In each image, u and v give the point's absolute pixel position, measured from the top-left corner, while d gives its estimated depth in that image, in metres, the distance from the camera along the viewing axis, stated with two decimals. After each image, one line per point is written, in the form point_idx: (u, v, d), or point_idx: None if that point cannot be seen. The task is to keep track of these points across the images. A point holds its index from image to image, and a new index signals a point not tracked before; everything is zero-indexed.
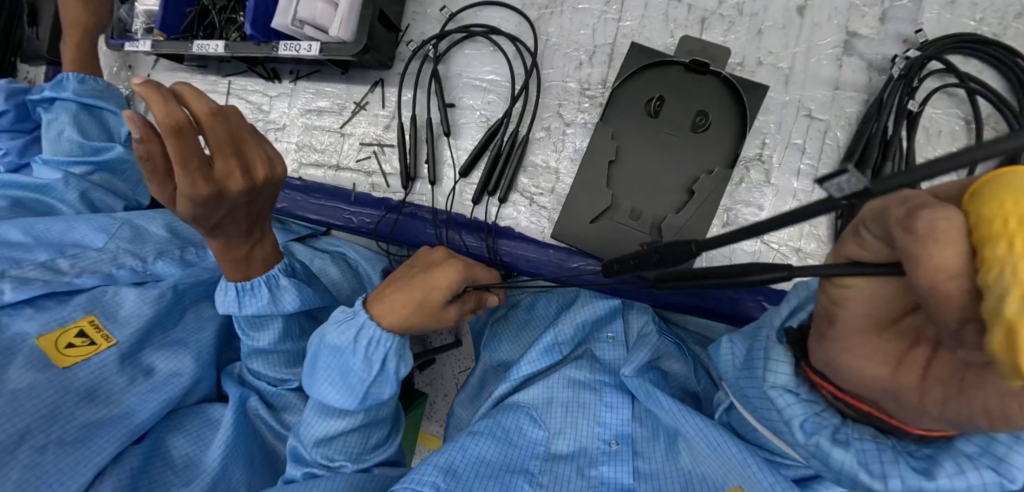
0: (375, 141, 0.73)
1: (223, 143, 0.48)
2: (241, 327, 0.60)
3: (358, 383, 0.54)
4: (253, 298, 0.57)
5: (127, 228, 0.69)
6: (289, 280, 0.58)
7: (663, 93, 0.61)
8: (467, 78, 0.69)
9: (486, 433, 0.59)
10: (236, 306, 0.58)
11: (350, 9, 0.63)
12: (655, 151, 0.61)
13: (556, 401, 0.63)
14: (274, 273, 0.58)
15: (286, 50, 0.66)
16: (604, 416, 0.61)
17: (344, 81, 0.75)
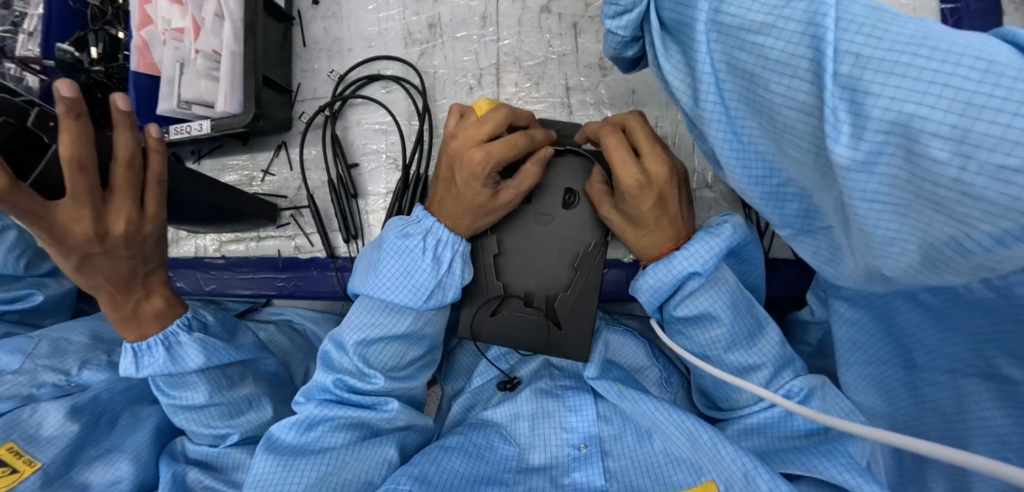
0: (291, 204, 0.73)
1: (126, 184, 0.52)
2: (160, 388, 0.57)
3: (426, 283, 0.53)
4: (150, 358, 0.55)
5: (47, 341, 0.66)
6: (187, 336, 0.56)
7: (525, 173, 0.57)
8: (365, 125, 0.70)
9: (458, 449, 0.57)
10: (133, 367, 0.55)
11: (231, 82, 0.62)
12: (534, 236, 0.57)
13: (522, 416, 0.63)
14: (172, 331, 0.56)
15: (176, 133, 0.66)
16: (570, 420, 0.61)
17: (247, 151, 0.75)
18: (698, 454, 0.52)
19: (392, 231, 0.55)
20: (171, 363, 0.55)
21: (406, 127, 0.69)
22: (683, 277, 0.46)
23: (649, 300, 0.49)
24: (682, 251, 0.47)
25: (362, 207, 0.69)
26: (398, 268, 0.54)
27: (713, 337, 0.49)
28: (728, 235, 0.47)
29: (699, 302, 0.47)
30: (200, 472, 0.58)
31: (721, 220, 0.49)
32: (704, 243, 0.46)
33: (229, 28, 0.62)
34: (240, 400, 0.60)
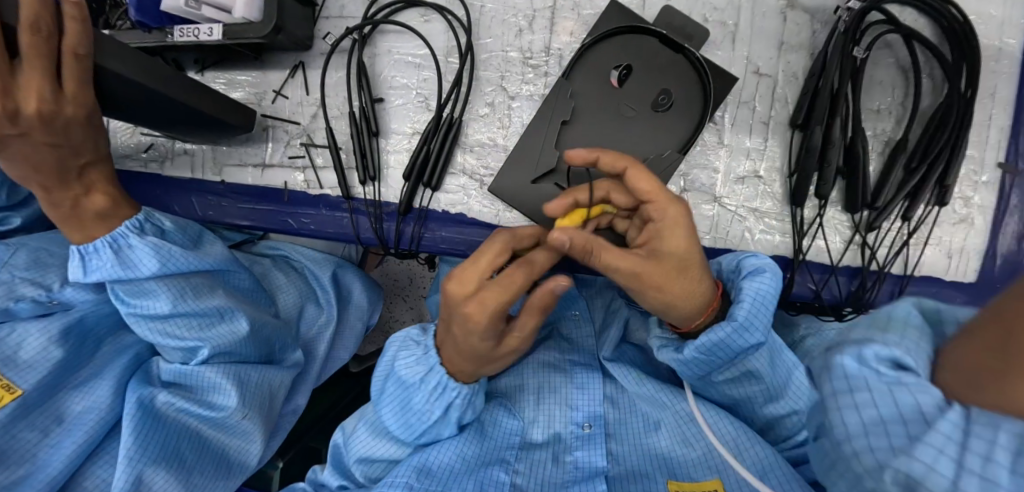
0: (303, 134, 0.66)
1: (37, 37, 0.44)
2: (121, 296, 0.56)
3: (422, 424, 0.54)
4: (97, 260, 0.54)
5: (25, 253, 0.59)
6: (137, 238, 0.54)
7: (624, 61, 0.58)
8: (397, 56, 0.63)
9: (463, 429, 0.58)
10: (82, 270, 0.55)
11: None
12: (605, 117, 0.58)
13: (530, 389, 0.61)
14: (121, 232, 0.55)
15: (182, 35, 0.57)
16: (577, 398, 0.59)
17: (259, 67, 0.67)
18: (706, 452, 0.52)
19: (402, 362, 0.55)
20: (124, 268, 0.55)
21: (444, 64, 0.62)
22: (732, 348, 0.46)
23: (687, 372, 0.50)
24: (739, 306, 0.46)
25: (384, 148, 0.64)
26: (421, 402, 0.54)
27: (751, 390, 0.50)
28: (772, 268, 0.47)
29: (733, 370, 0.49)
30: (171, 396, 0.58)
31: (752, 263, 0.49)
32: (755, 284, 0.46)
33: None
34: (210, 311, 0.57)
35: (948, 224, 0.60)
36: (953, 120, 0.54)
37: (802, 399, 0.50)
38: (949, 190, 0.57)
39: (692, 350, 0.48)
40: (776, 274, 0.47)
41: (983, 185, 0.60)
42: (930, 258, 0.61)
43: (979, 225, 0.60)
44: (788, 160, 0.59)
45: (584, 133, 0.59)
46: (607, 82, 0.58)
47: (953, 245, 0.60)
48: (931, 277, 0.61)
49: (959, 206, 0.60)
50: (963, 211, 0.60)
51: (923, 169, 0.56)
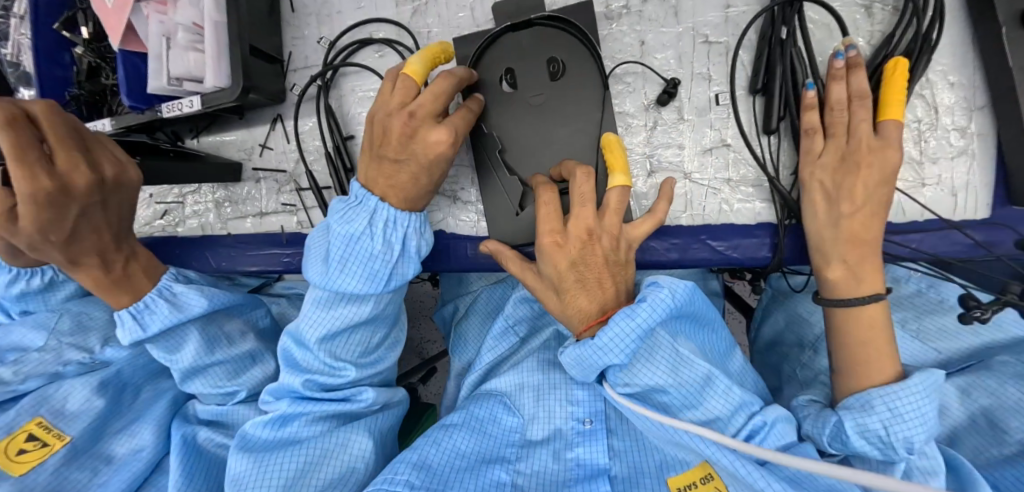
0: (291, 180, 0.71)
1: (64, 136, 0.53)
2: (161, 350, 0.61)
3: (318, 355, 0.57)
4: (151, 313, 0.60)
5: (69, 318, 0.68)
6: (184, 285, 0.61)
7: (555, 52, 0.56)
8: (360, 93, 0.67)
9: (460, 426, 0.60)
10: (139, 328, 0.59)
11: (219, 54, 0.60)
12: (516, 109, 0.58)
13: (529, 387, 0.62)
14: (166, 283, 0.61)
15: (168, 111, 0.64)
16: (576, 395, 0.61)
17: (244, 126, 0.73)
18: None
19: (336, 218, 0.54)
20: (176, 311, 0.60)
21: None
22: (601, 363, 0.48)
23: (584, 376, 0.52)
24: (608, 327, 0.47)
25: (361, 181, 0.67)
26: (356, 255, 0.53)
27: (666, 399, 0.50)
28: (659, 298, 0.46)
29: (639, 376, 0.49)
30: (211, 431, 0.62)
31: (647, 292, 0.48)
32: (627, 318, 0.46)
33: None
34: (242, 356, 0.64)
35: (945, 160, 0.56)
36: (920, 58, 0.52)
37: (701, 388, 0.49)
38: None
39: (569, 353, 0.50)
40: (660, 303, 0.46)
41: (977, 111, 0.56)
42: (931, 198, 0.57)
43: (980, 155, 0.56)
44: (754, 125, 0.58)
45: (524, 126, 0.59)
46: (537, 74, 0.58)
47: (955, 182, 0.56)
48: (936, 219, 0.57)
49: (952, 137, 0.56)
50: (960, 144, 0.56)
51: None
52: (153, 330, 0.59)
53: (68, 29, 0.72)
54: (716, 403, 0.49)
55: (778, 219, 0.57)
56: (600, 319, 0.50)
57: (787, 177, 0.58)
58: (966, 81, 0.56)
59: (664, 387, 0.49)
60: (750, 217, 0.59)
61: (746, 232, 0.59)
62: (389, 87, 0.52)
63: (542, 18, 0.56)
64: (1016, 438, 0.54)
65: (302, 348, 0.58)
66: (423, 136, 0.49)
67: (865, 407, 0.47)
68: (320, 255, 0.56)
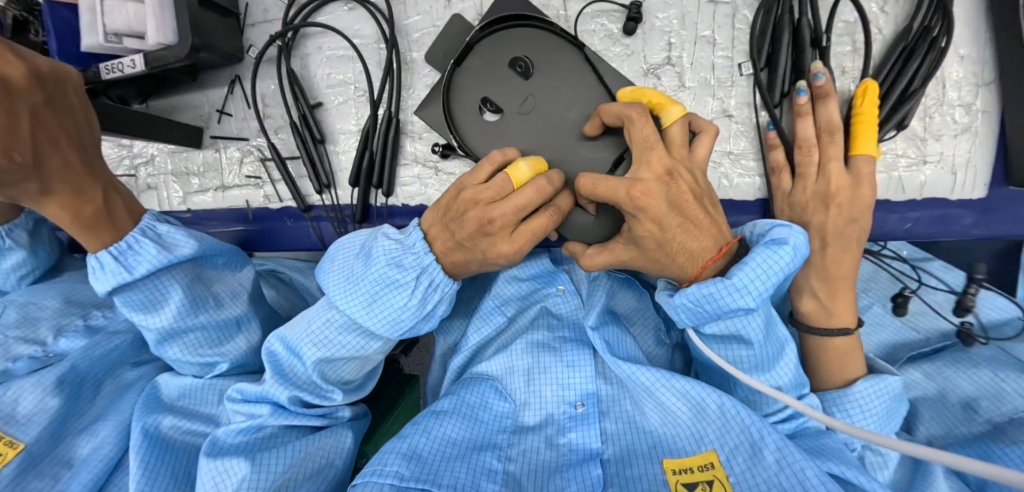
0: (254, 150, 0.65)
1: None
2: (134, 300, 0.53)
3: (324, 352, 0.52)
4: (133, 253, 0.52)
5: (14, 311, 0.63)
6: (169, 226, 0.54)
7: (519, 53, 0.53)
8: (328, 53, 0.60)
9: (450, 413, 0.58)
10: (124, 271, 0.51)
11: (162, 6, 0.52)
12: (517, 119, 0.53)
13: (519, 371, 0.60)
14: (147, 224, 0.53)
15: (108, 72, 0.56)
16: (567, 378, 0.59)
17: (197, 88, 0.66)
18: (700, 424, 0.50)
19: (381, 250, 0.50)
20: (164, 252, 0.52)
21: (375, 53, 0.59)
22: (726, 305, 0.43)
23: (683, 318, 0.46)
24: (742, 268, 0.42)
25: (331, 152, 0.61)
26: (385, 297, 0.50)
27: (735, 354, 0.48)
28: (798, 241, 0.43)
29: (729, 324, 0.45)
30: (177, 419, 0.58)
31: (779, 233, 0.44)
32: (773, 255, 0.42)
33: None
34: (228, 322, 0.58)
35: (949, 137, 0.54)
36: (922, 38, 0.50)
37: (774, 353, 0.47)
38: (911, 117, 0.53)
39: (682, 294, 0.44)
40: (800, 248, 0.43)
41: (984, 87, 0.53)
42: (932, 178, 0.54)
43: (983, 133, 0.53)
44: (757, 95, 0.54)
45: (530, 139, 0.52)
46: (509, 84, 0.53)
47: (956, 159, 0.54)
48: (935, 198, 0.55)
49: (957, 113, 0.53)
50: (964, 120, 0.53)
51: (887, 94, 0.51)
52: (139, 271, 0.51)
53: None
54: (783, 372, 0.48)
55: (773, 196, 0.55)
56: (721, 255, 0.45)
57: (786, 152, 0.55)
58: (978, 51, 0.53)
59: (745, 340, 0.46)
60: (749, 193, 0.56)
61: (743, 208, 0.57)
62: (482, 173, 0.46)
63: (477, 36, 0.53)
64: (983, 417, 0.55)
65: (292, 355, 0.53)
66: (507, 230, 0.45)
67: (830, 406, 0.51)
68: (340, 272, 0.52)
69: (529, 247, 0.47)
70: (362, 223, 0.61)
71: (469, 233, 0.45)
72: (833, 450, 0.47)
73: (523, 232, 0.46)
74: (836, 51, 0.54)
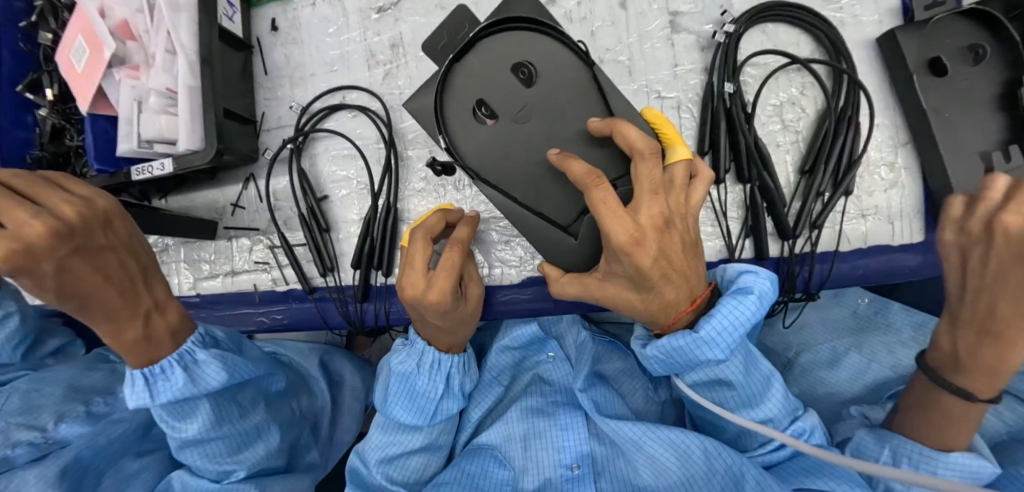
0: (263, 238, 0.71)
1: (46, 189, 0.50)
2: (163, 416, 0.57)
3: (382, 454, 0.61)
4: (165, 384, 0.55)
5: (17, 398, 0.65)
6: (205, 354, 0.57)
7: (523, 57, 0.54)
8: (334, 151, 0.68)
9: (452, 484, 0.59)
10: (149, 396, 0.55)
11: (191, 119, 0.61)
12: (511, 123, 0.54)
13: (517, 436, 0.62)
14: (187, 350, 0.57)
15: (138, 174, 0.64)
16: (564, 440, 0.61)
17: (214, 185, 0.73)
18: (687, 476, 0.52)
19: (396, 357, 0.60)
20: (189, 383, 0.56)
21: (374, 151, 0.67)
22: (697, 355, 0.47)
23: (657, 368, 0.51)
24: (711, 318, 0.46)
25: (335, 237, 0.68)
26: (414, 396, 0.59)
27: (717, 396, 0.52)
28: (763, 288, 0.48)
29: (709, 370, 0.50)
30: None
31: (746, 280, 0.49)
32: (737, 304, 0.47)
33: (186, 61, 0.61)
34: (252, 429, 0.63)
35: (880, 193, 0.62)
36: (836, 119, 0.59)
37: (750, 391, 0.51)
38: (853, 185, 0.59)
39: (653, 345, 0.49)
40: (765, 293, 0.48)
41: (901, 147, 0.62)
42: (871, 227, 0.62)
43: (909, 186, 0.62)
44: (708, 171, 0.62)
45: (524, 147, 0.55)
46: (508, 86, 0.54)
47: (891, 210, 0.62)
48: (880, 244, 0.62)
49: (882, 172, 0.62)
50: (890, 177, 0.62)
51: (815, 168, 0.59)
52: (163, 400, 0.55)
53: (31, 91, 0.72)
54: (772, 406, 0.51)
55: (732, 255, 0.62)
56: (693, 308, 0.49)
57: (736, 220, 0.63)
58: (891, 121, 0.63)
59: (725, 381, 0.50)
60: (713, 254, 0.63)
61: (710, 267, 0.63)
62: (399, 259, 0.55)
63: (482, 33, 0.53)
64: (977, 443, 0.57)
65: (364, 464, 0.63)
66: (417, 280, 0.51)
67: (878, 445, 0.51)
68: (382, 388, 0.63)
69: (446, 290, 0.50)
70: (362, 302, 0.67)
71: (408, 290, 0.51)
72: (825, 470, 0.49)
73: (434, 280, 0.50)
74: (768, 130, 0.63)
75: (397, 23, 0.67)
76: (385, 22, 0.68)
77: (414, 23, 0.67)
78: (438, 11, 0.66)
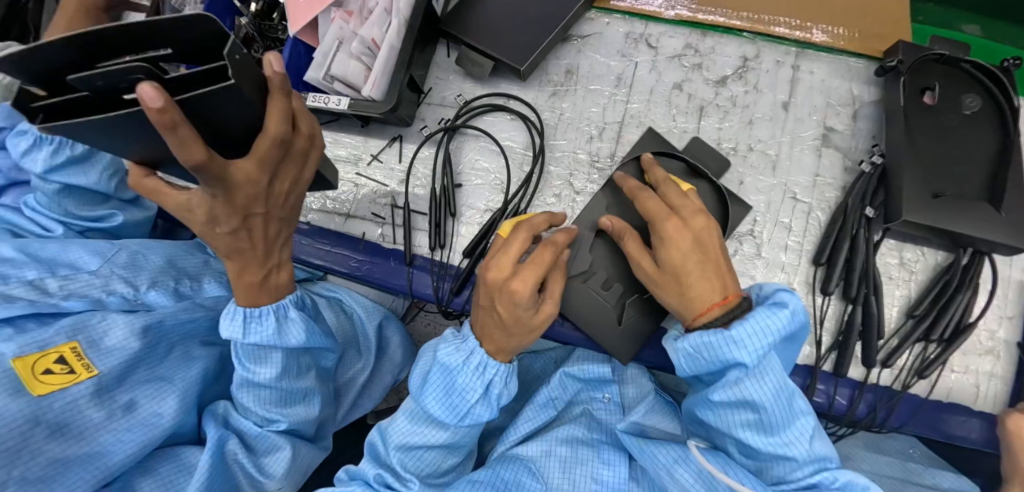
0: (388, 195, 0.76)
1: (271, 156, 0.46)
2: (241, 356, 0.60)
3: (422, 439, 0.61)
4: (258, 327, 0.59)
5: (125, 253, 0.69)
6: (298, 313, 0.60)
7: (964, 91, 0.66)
8: (481, 142, 0.74)
9: (487, 484, 0.60)
10: (240, 331, 0.58)
11: (382, 72, 0.66)
12: (963, 126, 0.64)
13: (556, 458, 0.64)
14: (285, 304, 0.60)
15: (313, 101, 0.71)
16: (603, 473, 0.62)
17: (361, 133, 0.79)
18: None
19: (445, 349, 0.60)
20: (276, 335, 0.59)
21: (520, 155, 0.73)
22: (723, 355, 0.49)
23: (683, 363, 0.54)
24: (742, 322, 0.49)
25: (456, 218, 0.72)
26: (456, 381, 0.59)
27: (743, 419, 0.51)
28: (797, 305, 0.49)
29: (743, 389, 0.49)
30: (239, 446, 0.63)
31: (782, 297, 0.50)
32: (771, 316, 0.48)
33: (396, 23, 0.67)
34: (299, 391, 0.64)
35: (975, 354, 0.64)
36: (959, 276, 0.62)
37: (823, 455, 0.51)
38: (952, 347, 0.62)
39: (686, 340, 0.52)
40: (787, 323, 0.48)
41: (1006, 319, 0.64)
42: (956, 385, 0.63)
43: (1004, 358, 0.63)
44: (817, 280, 0.66)
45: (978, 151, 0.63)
46: (940, 101, 0.66)
47: (980, 375, 0.63)
48: (961, 404, 0.63)
49: (983, 336, 0.64)
50: (988, 343, 0.64)
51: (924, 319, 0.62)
52: (253, 341, 0.59)
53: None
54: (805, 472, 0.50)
55: (815, 362, 0.64)
56: (722, 303, 0.51)
57: (827, 338, 0.65)
58: (1003, 293, 0.65)
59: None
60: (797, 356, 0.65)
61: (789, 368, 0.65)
62: (498, 245, 0.57)
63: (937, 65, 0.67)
64: None
65: (382, 442, 0.62)
66: (505, 262, 0.54)
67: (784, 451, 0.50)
68: (421, 374, 0.62)
69: (532, 274, 0.53)
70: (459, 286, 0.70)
71: (503, 271, 0.54)
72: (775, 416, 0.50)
73: (531, 264, 0.54)
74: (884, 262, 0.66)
75: (579, 54, 0.74)
76: (568, 49, 0.74)
77: (594, 59, 0.74)
78: (618, 57, 0.73)
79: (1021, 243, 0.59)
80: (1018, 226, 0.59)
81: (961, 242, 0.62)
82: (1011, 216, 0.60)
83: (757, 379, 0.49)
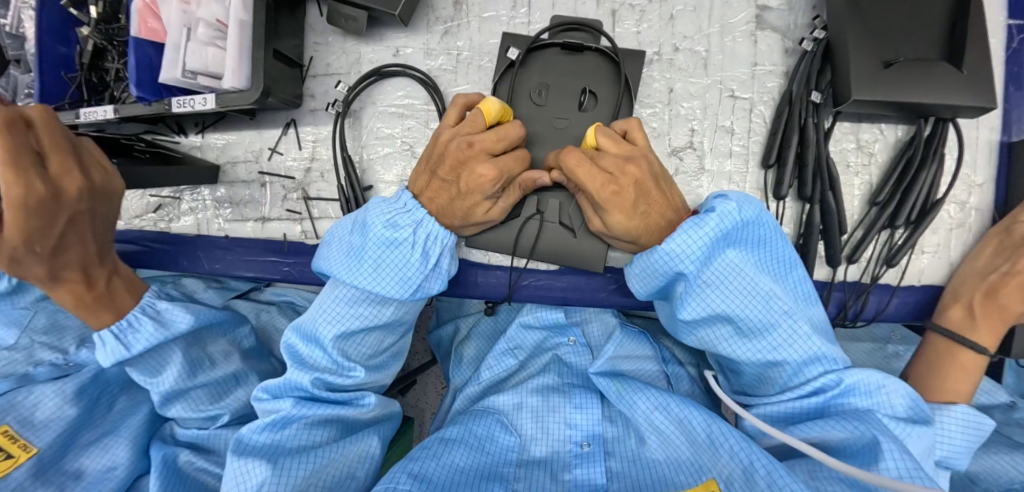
0: (299, 187, 0.69)
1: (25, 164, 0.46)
2: (143, 368, 0.59)
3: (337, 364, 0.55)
4: (130, 331, 0.58)
5: (43, 318, 0.68)
6: (166, 302, 0.60)
7: None
8: (381, 108, 0.66)
9: (458, 441, 0.58)
10: (115, 348, 0.57)
11: (239, 55, 0.58)
12: None
13: (527, 407, 0.63)
14: (149, 301, 0.59)
15: (178, 106, 0.61)
16: (575, 417, 0.62)
17: (253, 127, 0.70)
18: (698, 453, 0.53)
19: (376, 216, 0.53)
20: (158, 330, 0.58)
21: (425, 112, 0.65)
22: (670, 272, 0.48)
23: (643, 290, 0.53)
24: (676, 234, 0.47)
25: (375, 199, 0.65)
26: (387, 261, 0.53)
27: (719, 335, 0.51)
28: (727, 208, 0.47)
29: (704, 303, 0.49)
30: (192, 454, 0.60)
31: (716, 203, 0.48)
32: (701, 292, 0.49)
33: None
34: (226, 378, 0.63)
35: (945, 230, 0.59)
36: (925, 149, 0.55)
37: (820, 359, 0.49)
38: (921, 231, 0.57)
39: (636, 268, 0.51)
40: (729, 214, 0.47)
41: (977, 186, 0.58)
42: (926, 266, 0.59)
43: (977, 228, 0.58)
44: (768, 187, 0.59)
45: (931, 2, 0.54)
46: None
47: (952, 252, 0.59)
48: (932, 284, 0.60)
49: (953, 209, 0.58)
50: (959, 215, 0.58)
51: (889, 205, 0.56)
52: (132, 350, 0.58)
53: (74, 6, 0.69)
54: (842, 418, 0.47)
55: None
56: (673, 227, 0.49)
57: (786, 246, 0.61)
58: (972, 157, 0.58)
59: (843, 454, 0.46)
60: None
61: None
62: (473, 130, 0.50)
63: None
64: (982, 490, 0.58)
65: (311, 343, 0.55)
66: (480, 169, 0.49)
67: (784, 334, 0.49)
68: (341, 248, 0.55)
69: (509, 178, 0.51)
70: None
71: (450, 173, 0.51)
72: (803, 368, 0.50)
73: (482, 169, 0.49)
74: (841, 148, 0.59)
75: None
76: None
77: None
78: None
79: (989, 102, 0.51)
80: (985, 83, 0.51)
81: (922, 111, 0.54)
82: (978, 72, 0.52)
83: (764, 351, 0.50)
